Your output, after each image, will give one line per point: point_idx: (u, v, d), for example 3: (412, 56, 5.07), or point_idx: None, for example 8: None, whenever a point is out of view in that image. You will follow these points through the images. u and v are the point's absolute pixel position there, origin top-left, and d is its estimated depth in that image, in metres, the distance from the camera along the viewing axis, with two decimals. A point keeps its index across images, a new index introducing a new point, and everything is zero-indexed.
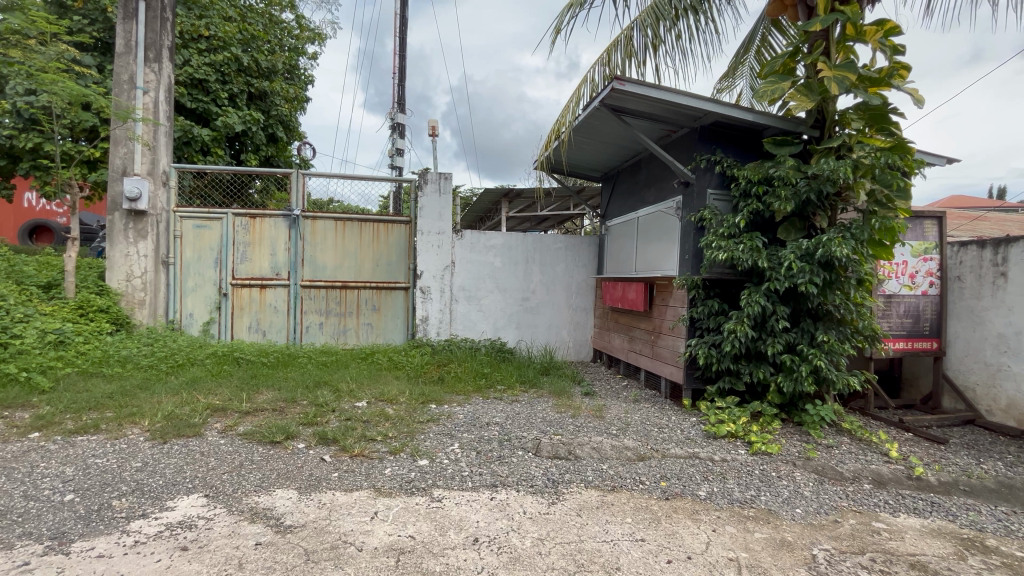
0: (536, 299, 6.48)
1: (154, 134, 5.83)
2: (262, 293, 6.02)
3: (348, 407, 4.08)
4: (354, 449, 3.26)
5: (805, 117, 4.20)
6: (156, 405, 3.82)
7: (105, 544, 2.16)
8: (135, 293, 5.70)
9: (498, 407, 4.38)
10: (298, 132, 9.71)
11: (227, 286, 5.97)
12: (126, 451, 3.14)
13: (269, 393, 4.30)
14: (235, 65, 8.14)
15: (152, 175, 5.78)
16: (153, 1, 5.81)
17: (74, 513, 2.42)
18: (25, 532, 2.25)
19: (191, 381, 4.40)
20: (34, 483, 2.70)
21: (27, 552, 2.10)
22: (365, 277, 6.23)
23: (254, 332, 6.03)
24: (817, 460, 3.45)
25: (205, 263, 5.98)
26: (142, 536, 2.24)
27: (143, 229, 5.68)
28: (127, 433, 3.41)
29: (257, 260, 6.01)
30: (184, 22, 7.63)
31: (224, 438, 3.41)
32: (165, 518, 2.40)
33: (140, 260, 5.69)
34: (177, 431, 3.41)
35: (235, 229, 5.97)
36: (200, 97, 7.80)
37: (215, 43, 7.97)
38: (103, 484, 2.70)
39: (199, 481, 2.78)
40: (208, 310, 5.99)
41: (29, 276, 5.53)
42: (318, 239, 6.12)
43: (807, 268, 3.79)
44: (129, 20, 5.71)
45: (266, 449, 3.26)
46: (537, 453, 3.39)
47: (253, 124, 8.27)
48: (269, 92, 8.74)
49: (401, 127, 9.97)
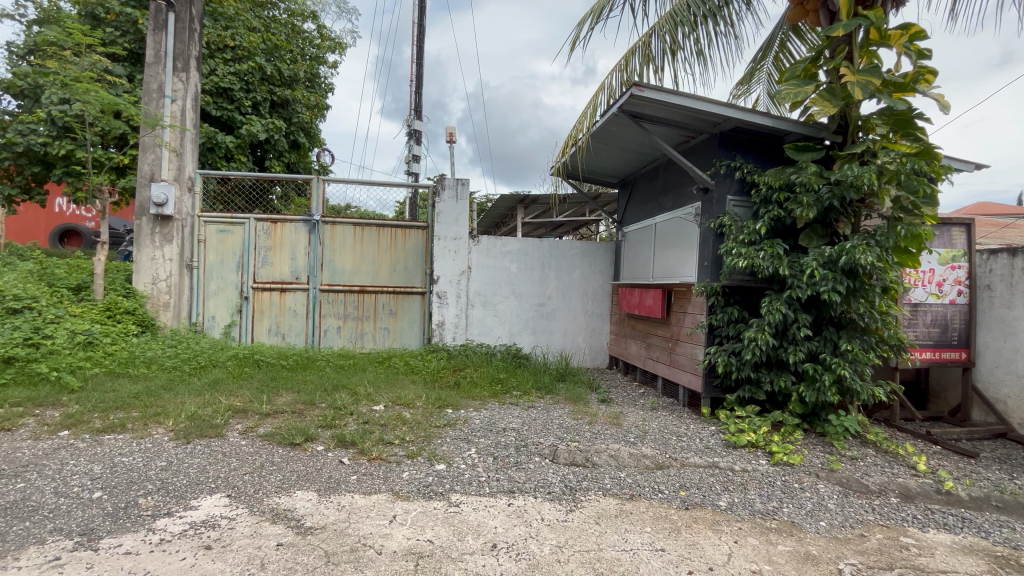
0: (551, 305, 6.47)
1: (180, 141, 5.99)
2: (281, 296, 6.12)
3: (366, 410, 4.11)
4: (372, 452, 3.28)
5: (827, 122, 4.15)
6: (179, 406, 3.90)
7: (132, 542, 2.21)
8: (160, 295, 5.84)
9: (514, 413, 4.37)
10: (318, 139, 9.90)
11: (248, 290, 6.09)
12: (151, 450, 3.21)
13: (288, 396, 4.36)
14: (258, 74, 8.34)
15: (179, 180, 5.93)
16: (182, 13, 6.00)
17: (102, 510, 2.48)
18: (55, 527, 2.31)
19: (213, 383, 4.49)
20: (65, 480, 2.77)
21: (58, 547, 2.16)
22: (382, 282, 6.29)
23: (274, 335, 6.13)
24: (841, 472, 3.37)
25: (227, 267, 6.10)
26: (167, 534, 2.28)
27: (169, 234, 5.82)
28: (152, 432, 3.49)
29: (278, 264, 6.12)
30: (210, 33, 7.84)
31: (245, 439, 3.46)
32: (189, 517, 2.44)
33: (165, 264, 5.84)
34: (200, 432, 3.48)
35: (257, 233, 6.08)
36: (224, 105, 8.01)
37: (240, 53, 8.18)
38: (129, 482, 2.77)
39: (222, 481, 2.83)
40: (229, 313, 6.11)
41: (60, 278, 5.69)
42: (337, 243, 6.21)
43: (830, 276, 3.72)
44: (159, 31, 5.90)
45: (286, 451, 3.30)
46: (554, 460, 3.38)
47: (275, 132, 8.48)
48: (291, 100, 8.93)
49: (417, 133, 10.09)
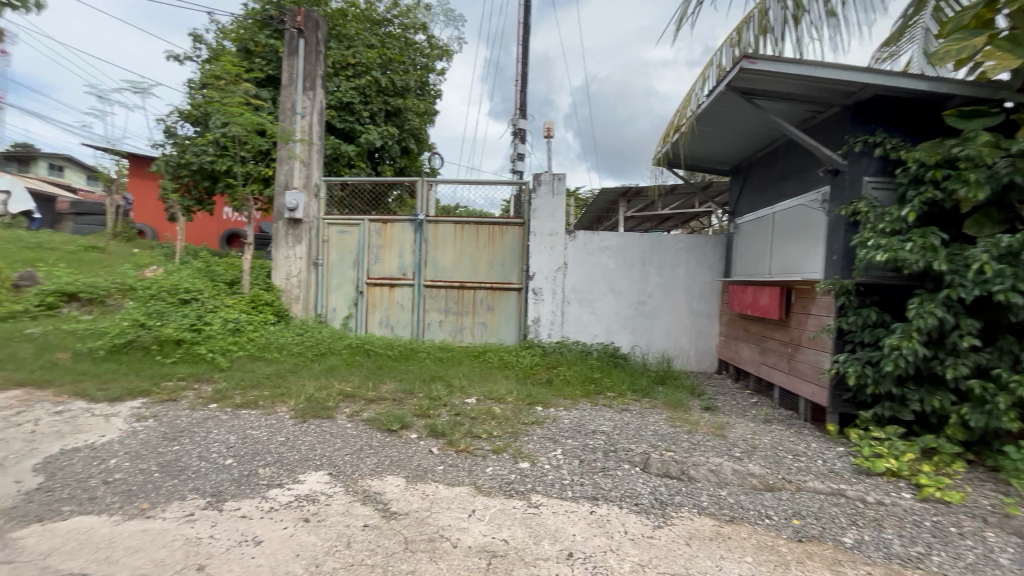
0: (652, 303, 6.11)
1: (309, 152, 6.71)
2: (391, 291, 6.59)
3: (459, 402, 4.24)
4: (460, 444, 3.37)
5: (1009, 79, 3.30)
6: (301, 387, 4.38)
7: (248, 507, 2.51)
8: (292, 289, 6.63)
9: (606, 415, 4.19)
10: (428, 143, 10.50)
11: (363, 285, 6.64)
12: (275, 426, 3.65)
13: (391, 384, 4.67)
14: (374, 87, 9.07)
15: (307, 188, 6.67)
16: (311, 37, 6.72)
17: (230, 475, 2.85)
18: (194, 487, 2.70)
19: (330, 368, 4.97)
20: (206, 446, 3.22)
21: (194, 504, 2.52)
22: (480, 278, 6.45)
23: (384, 327, 6.62)
24: (1021, 520, 2.66)
25: (346, 264, 6.73)
26: (276, 504, 2.55)
27: (299, 235, 6.60)
28: (278, 410, 3.96)
29: (388, 262, 6.59)
30: (335, 54, 8.74)
31: (351, 422, 3.78)
32: (296, 489, 2.71)
33: (296, 261, 6.62)
34: (315, 412, 3.86)
35: (370, 233, 6.64)
36: (347, 118, 8.86)
37: (359, 69, 8.95)
38: (254, 453, 3.16)
39: (326, 459, 3.10)
40: (347, 305, 6.73)
41: (219, 274, 6.76)
42: (439, 242, 6.51)
43: (1010, 272, 2.96)
44: (292, 56, 6.69)
45: (383, 436, 3.52)
46: (645, 469, 3.15)
47: (390, 138, 9.21)
48: (403, 109, 9.55)
49: (521, 132, 10.21)
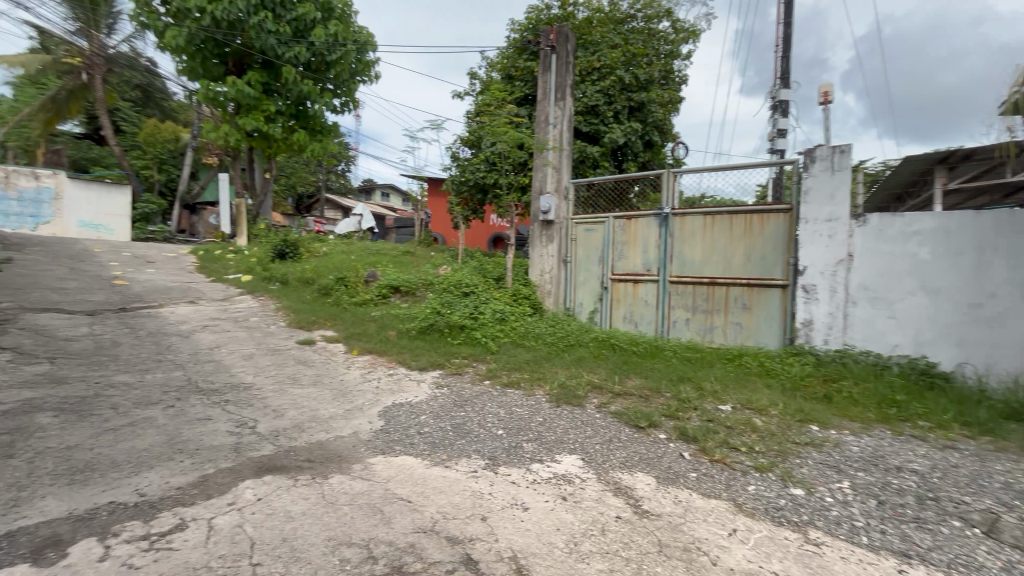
0: (1001, 306, 4.27)
1: (559, 157, 7.25)
2: (635, 287, 6.57)
3: (711, 408, 3.92)
4: (715, 454, 3.12)
5: None
6: (555, 374, 4.77)
7: (517, 475, 2.84)
8: (546, 284, 7.33)
9: (920, 451, 3.22)
10: (672, 133, 10.05)
11: (608, 281, 6.81)
12: (535, 406, 4.05)
13: (637, 380, 4.66)
14: (618, 86, 9.16)
15: (558, 191, 7.23)
16: (561, 51, 7.22)
17: (501, 444, 3.27)
18: (476, 448, 3.18)
19: (579, 359, 5.28)
20: (483, 416, 3.76)
21: (476, 463, 2.96)
22: (734, 273, 5.82)
23: (628, 323, 6.64)
24: None
25: (592, 260, 7.03)
26: (538, 477, 2.83)
27: (551, 235, 7.24)
28: (536, 393, 4.39)
29: (632, 258, 6.59)
30: (582, 61, 9.23)
31: (600, 413, 3.93)
32: (554, 468, 2.96)
33: (549, 259, 7.27)
34: (567, 399, 4.15)
35: (615, 230, 6.76)
36: (592, 120, 9.25)
37: (604, 71, 9.20)
38: (519, 428, 3.57)
39: (579, 445, 3.30)
40: (593, 300, 7.02)
41: (489, 272, 7.97)
42: (687, 235, 6.14)
43: None
44: (546, 71, 7.34)
45: (631, 431, 3.55)
46: (991, 535, 2.30)
47: (633, 134, 9.21)
48: (647, 102, 9.37)
49: (785, 104, 8.73)
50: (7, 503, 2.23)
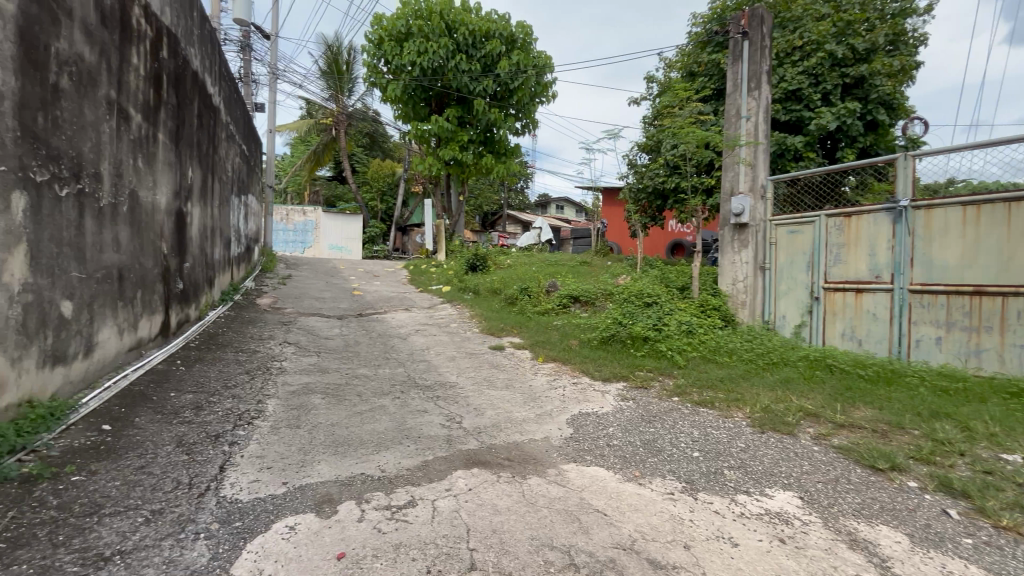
0: None
1: (755, 153, 6.48)
2: (858, 297, 5.41)
3: (988, 457, 3.01)
4: (1002, 519, 2.38)
5: None
6: (755, 396, 4.24)
7: (720, 504, 2.60)
8: (739, 294, 6.60)
9: None
10: (906, 108, 8.13)
11: (820, 290, 5.77)
12: (734, 430, 3.65)
13: (867, 411, 3.85)
14: (828, 62, 7.83)
15: (753, 190, 6.48)
16: (756, 35, 6.48)
17: (699, 468, 3.03)
18: (671, 469, 3.02)
19: (785, 380, 4.60)
20: (675, 434, 3.55)
21: (672, 485, 2.80)
22: (1019, 280, 4.33)
23: (848, 340, 5.50)
24: None
25: (797, 267, 6.08)
26: (747, 511, 2.54)
27: (745, 240, 6.51)
28: (734, 415, 3.96)
29: (853, 262, 5.47)
30: (779, 43, 8.22)
31: (818, 446, 3.36)
32: (766, 503, 2.63)
33: (743, 266, 6.53)
34: (774, 425, 3.66)
35: (828, 230, 5.71)
36: (793, 107, 8.14)
37: (809, 48, 7.99)
38: (718, 452, 3.26)
39: (795, 481, 2.87)
40: (799, 313, 6.03)
41: (672, 281, 7.56)
42: (937, 232, 4.82)
43: None
44: (737, 61, 6.68)
45: (866, 473, 2.94)
46: None
47: (849, 116, 7.76)
48: (868, 75, 7.75)
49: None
50: (297, 462, 2.91)
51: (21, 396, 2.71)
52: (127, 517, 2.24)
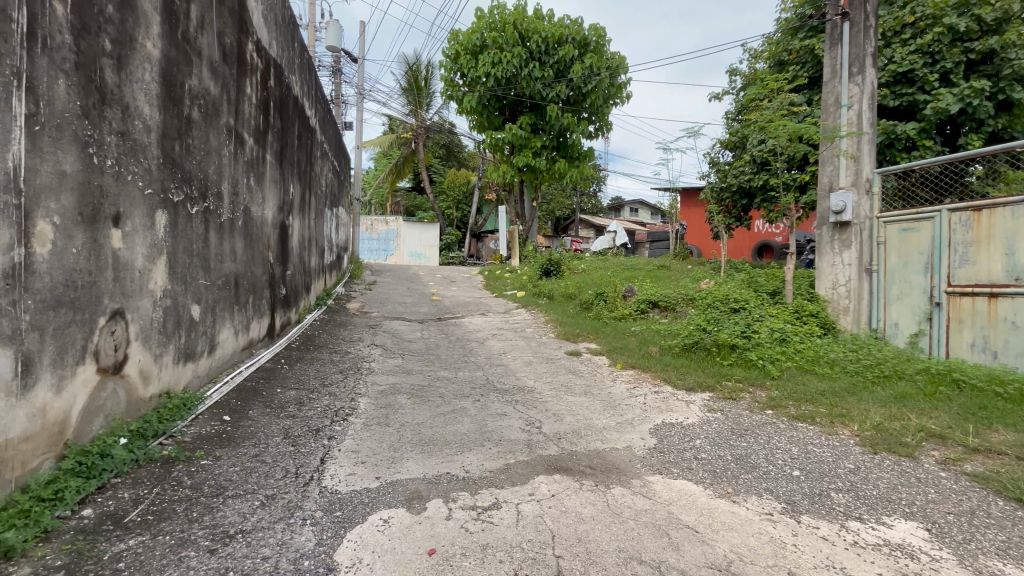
0: None
1: (858, 144, 5.88)
2: (992, 303, 4.70)
3: None
4: None
5: None
6: (864, 412, 3.82)
7: (828, 530, 2.37)
8: (840, 300, 6.01)
9: None
10: None
11: (941, 295, 5.10)
12: (840, 449, 3.32)
13: (1008, 435, 3.35)
14: (948, 37, 6.95)
15: (856, 184, 5.87)
16: (858, 16, 5.92)
17: (801, 488, 2.79)
18: (769, 487, 2.81)
19: (901, 396, 4.10)
20: (771, 450, 3.30)
21: (771, 505, 2.60)
22: None
23: (980, 352, 4.80)
24: None
25: (912, 269, 5.42)
26: (861, 540, 2.29)
27: (848, 240, 5.91)
28: (840, 432, 3.59)
29: (985, 263, 4.77)
30: (886, 21, 7.48)
31: (946, 472, 2.96)
32: (884, 532, 2.36)
33: (845, 269, 5.95)
34: (888, 446, 3.28)
35: (952, 227, 5.03)
36: (904, 90, 7.35)
37: (923, 24, 7.18)
38: (822, 472, 2.97)
39: (920, 510, 2.55)
40: (916, 320, 5.37)
41: (762, 286, 7.07)
42: None
43: None
44: (836, 45, 6.13)
45: (1011, 508, 2.56)
46: None
47: (976, 96, 6.71)
48: (1000, 48, 6.73)
49: None
50: (387, 458, 3.06)
51: (161, 388, 3.11)
52: (246, 500, 2.48)
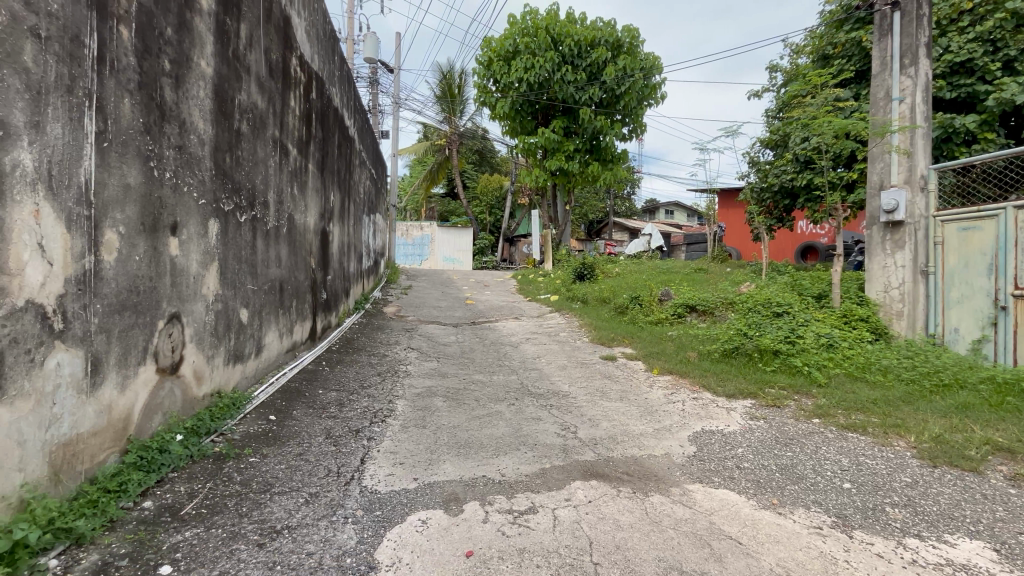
0: None
1: (912, 139, 5.58)
2: None
3: None
4: None
5: None
6: (921, 423, 3.60)
7: (883, 546, 2.25)
8: (893, 304, 5.69)
9: None
10: None
11: (1007, 298, 4.73)
12: (895, 461, 3.14)
13: None
14: (1012, 23, 6.51)
15: (910, 182, 5.57)
16: (909, 4, 5.63)
17: (853, 501, 2.66)
18: (817, 499, 2.68)
19: (964, 406, 3.84)
20: (819, 461, 3.15)
21: (820, 518, 2.49)
22: None
23: None
24: None
25: (974, 270, 5.08)
26: (921, 558, 2.16)
27: (900, 240, 5.60)
28: (894, 443, 3.40)
29: None
30: (941, 8, 7.09)
31: (1017, 489, 2.76)
32: (946, 551, 2.21)
33: (898, 271, 5.63)
34: (949, 459, 3.09)
35: (1018, 225, 4.66)
36: (963, 81, 6.92)
37: (983, 10, 6.76)
38: (875, 486, 2.82)
39: (988, 530, 2.38)
40: (979, 325, 5.01)
41: (807, 289, 6.79)
42: None
43: None
44: (885, 36, 5.84)
45: None
46: None
47: None
48: None
49: None
50: (425, 460, 3.11)
51: (213, 388, 3.28)
52: (291, 497, 2.58)
